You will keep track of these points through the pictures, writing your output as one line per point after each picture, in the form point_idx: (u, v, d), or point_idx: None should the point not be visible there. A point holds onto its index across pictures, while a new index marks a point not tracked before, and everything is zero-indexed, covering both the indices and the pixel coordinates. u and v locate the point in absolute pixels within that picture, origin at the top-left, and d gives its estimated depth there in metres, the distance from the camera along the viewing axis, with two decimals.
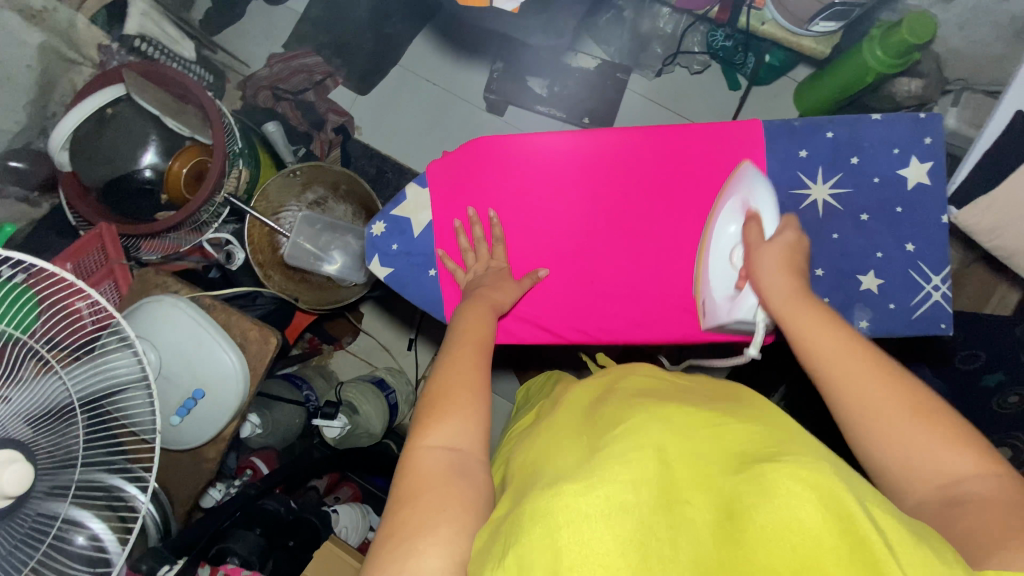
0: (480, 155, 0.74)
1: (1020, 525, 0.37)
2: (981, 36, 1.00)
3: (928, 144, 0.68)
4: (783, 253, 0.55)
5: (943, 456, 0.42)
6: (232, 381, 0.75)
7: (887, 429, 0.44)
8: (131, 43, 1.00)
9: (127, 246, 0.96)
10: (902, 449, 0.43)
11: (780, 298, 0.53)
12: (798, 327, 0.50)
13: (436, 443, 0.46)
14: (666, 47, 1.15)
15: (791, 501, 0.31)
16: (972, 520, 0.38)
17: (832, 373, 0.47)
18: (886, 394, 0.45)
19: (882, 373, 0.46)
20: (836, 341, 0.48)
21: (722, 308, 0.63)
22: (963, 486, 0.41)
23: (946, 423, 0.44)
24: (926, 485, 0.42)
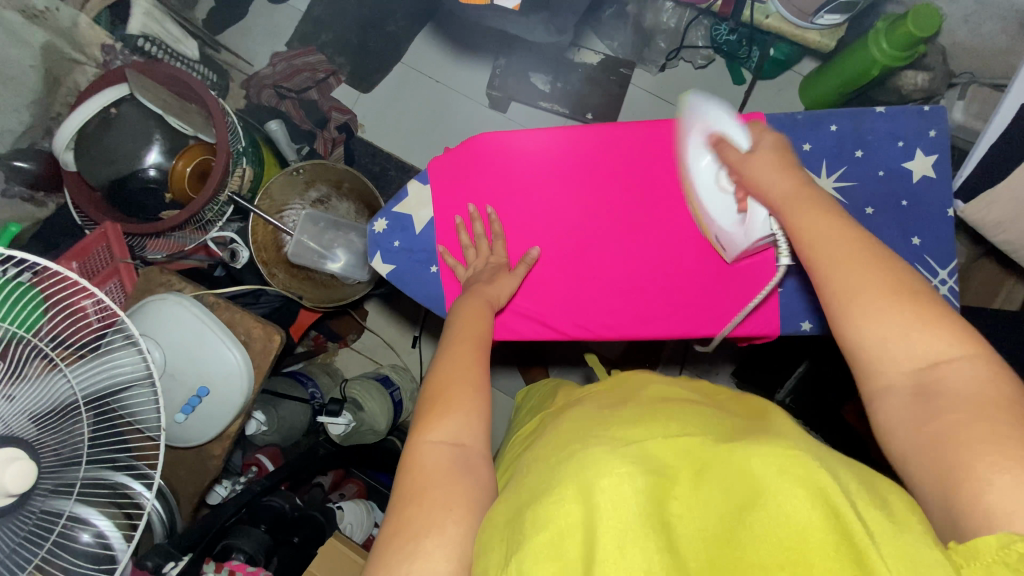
0: (480, 151, 0.74)
1: (996, 421, 0.37)
2: (986, 28, 1.00)
3: (932, 137, 0.68)
4: (772, 155, 0.55)
5: (925, 341, 0.41)
6: (236, 378, 0.76)
7: (870, 311, 0.43)
8: (134, 43, 1.02)
9: (132, 245, 0.97)
10: (883, 331, 0.43)
11: (771, 192, 0.53)
12: (791, 217, 0.50)
13: (437, 438, 0.46)
14: (669, 41, 1.14)
15: (783, 498, 0.30)
16: (948, 411, 0.39)
17: (819, 258, 0.47)
18: (873, 277, 0.44)
19: (873, 259, 0.45)
20: (825, 230, 0.48)
21: (737, 236, 0.63)
22: (942, 373, 0.40)
23: (934, 310, 0.42)
24: (903, 372, 0.42)
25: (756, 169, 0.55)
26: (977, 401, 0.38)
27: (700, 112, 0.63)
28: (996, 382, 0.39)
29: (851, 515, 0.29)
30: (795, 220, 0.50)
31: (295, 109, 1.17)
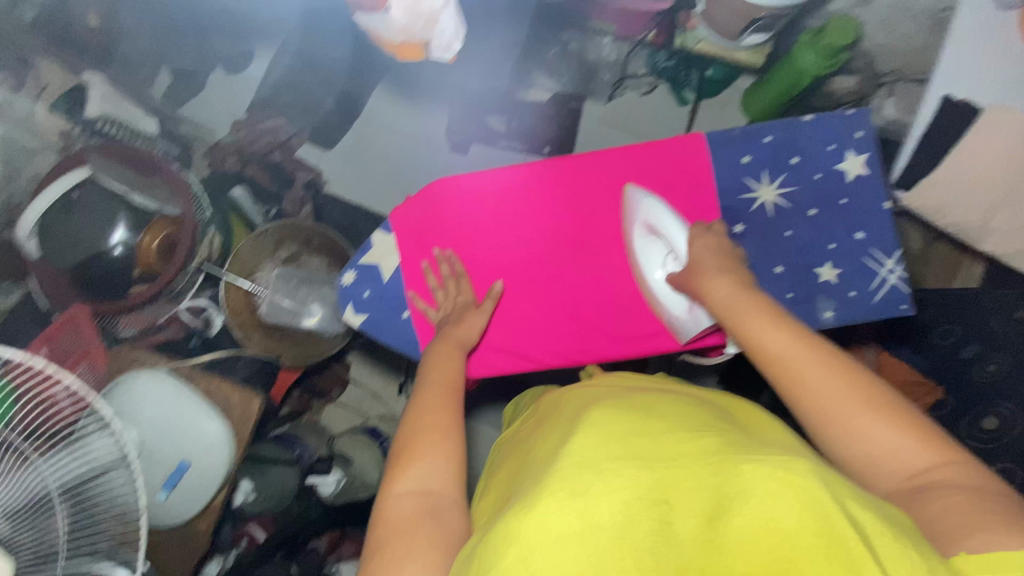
0: (441, 197, 0.76)
1: (990, 506, 0.38)
2: (905, 28, 1.10)
3: (860, 138, 0.72)
4: (715, 261, 0.61)
5: (906, 445, 0.43)
6: (217, 448, 0.76)
7: (851, 422, 0.44)
8: (93, 126, 1.03)
9: (103, 324, 0.94)
10: (865, 440, 0.44)
11: (722, 296, 0.56)
12: (748, 326, 0.52)
13: (406, 487, 0.46)
14: (613, 73, 1.20)
15: (768, 502, 0.31)
16: (942, 504, 0.39)
17: (785, 372, 0.47)
18: (843, 387, 0.45)
19: (836, 366, 0.46)
20: (781, 342, 0.48)
21: (688, 321, 0.68)
22: (927, 473, 0.42)
23: (904, 412, 0.45)
24: (893, 477, 0.43)
25: (705, 268, 0.60)
26: (969, 492, 0.40)
27: (649, 207, 0.71)
28: (976, 476, 0.41)
29: (839, 515, 0.30)
30: (750, 330, 0.51)
31: (259, 173, 1.17)
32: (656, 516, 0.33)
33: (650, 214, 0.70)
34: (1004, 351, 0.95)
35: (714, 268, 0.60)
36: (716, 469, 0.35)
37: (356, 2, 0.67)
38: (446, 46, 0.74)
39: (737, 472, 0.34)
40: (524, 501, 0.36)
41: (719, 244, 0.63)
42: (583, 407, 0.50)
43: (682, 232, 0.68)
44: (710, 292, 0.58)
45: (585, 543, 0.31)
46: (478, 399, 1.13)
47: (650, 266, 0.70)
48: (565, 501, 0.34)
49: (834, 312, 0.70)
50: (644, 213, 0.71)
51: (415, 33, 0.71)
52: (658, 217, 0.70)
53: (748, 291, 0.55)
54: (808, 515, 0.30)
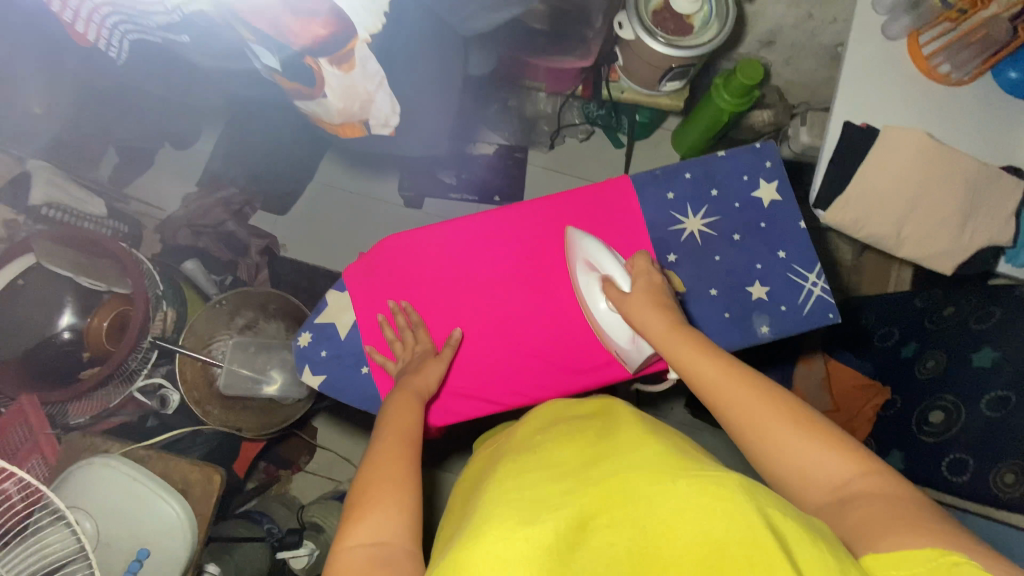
0: (390, 253, 0.79)
1: (902, 511, 0.41)
2: (807, 65, 1.19)
3: (770, 167, 0.79)
4: (648, 297, 0.64)
5: (829, 459, 0.46)
6: (178, 533, 0.72)
7: (776, 441, 0.48)
8: (39, 212, 1.03)
9: (51, 414, 0.89)
10: (791, 457, 0.48)
11: (657, 329, 0.61)
12: (681, 359, 0.57)
13: (359, 540, 0.46)
14: (550, 124, 1.28)
15: (699, 517, 0.34)
16: (861, 513, 0.42)
17: (716, 398, 0.52)
18: (766, 409, 0.50)
19: (760, 390, 0.51)
20: (711, 371, 0.54)
21: (633, 352, 0.70)
22: (851, 485, 0.45)
23: (823, 429, 0.48)
24: (820, 490, 0.46)
25: (636, 308, 0.64)
26: (884, 499, 0.43)
27: (586, 245, 0.73)
28: (893, 483, 0.44)
29: (761, 525, 0.32)
30: (685, 362, 0.56)
31: (213, 244, 1.18)
32: (600, 538, 0.35)
33: (588, 252, 0.72)
34: (938, 347, 0.99)
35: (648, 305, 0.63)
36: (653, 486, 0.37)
37: (296, 92, 0.72)
38: (384, 123, 0.76)
39: (674, 489, 0.36)
40: (471, 534, 0.37)
41: (655, 281, 0.66)
42: (534, 438, 0.52)
43: (627, 277, 0.69)
44: (642, 324, 0.63)
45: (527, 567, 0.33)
46: (449, 449, 1.12)
47: (594, 305, 0.72)
48: (513, 533, 0.35)
49: (769, 326, 0.75)
50: (584, 251, 0.73)
51: (352, 113, 0.74)
52: (596, 256, 0.72)
53: (680, 324, 0.60)
54: (732, 524, 0.33)
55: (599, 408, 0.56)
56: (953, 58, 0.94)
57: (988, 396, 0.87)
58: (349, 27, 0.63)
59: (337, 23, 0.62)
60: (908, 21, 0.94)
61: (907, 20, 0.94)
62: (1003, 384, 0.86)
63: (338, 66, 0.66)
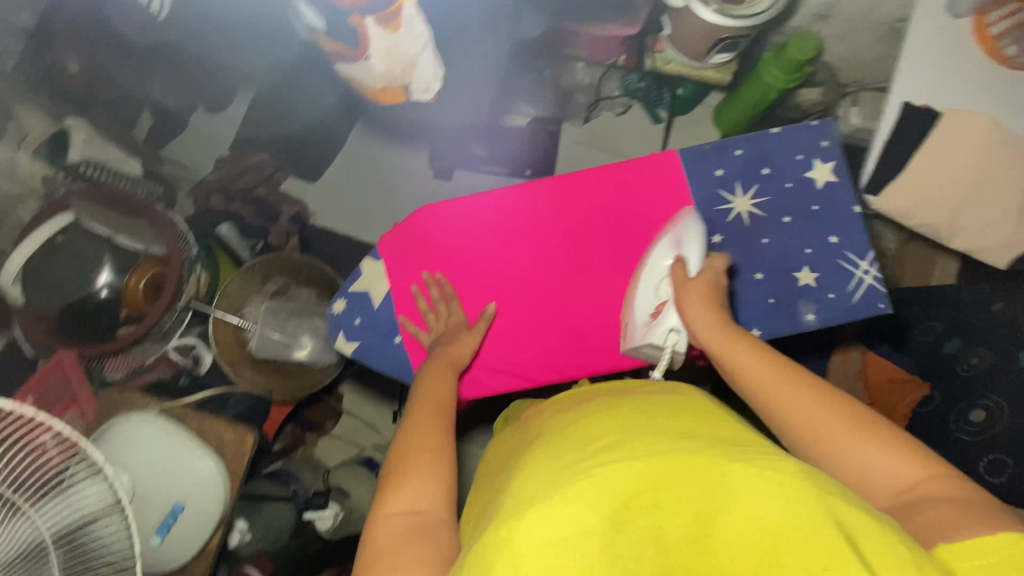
0: (426, 223, 0.77)
1: (972, 509, 0.40)
2: (862, 43, 1.12)
3: (826, 147, 0.75)
4: (703, 290, 0.60)
5: (892, 463, 0.46)
6: (211, 488, 0.75)
7: (839, 444, 0.47)
8: (76, 170, 1.04)
9: (90, 368, 0.92)
10: (854, 460, 0.46)
11: (706, 329, 0.57)
12: (728, 355, 0.55)
13: (396, 508, 0.46)
14: (587, 95, 1.24)
15: (761, 501, 0.33)
16: (930, 514, 0.41)
17: (771, 399, 0.51)
18: (825, 411, 0.48)
19: (816, 392, 0.50)
20: (764, 372, 0.52)
21: (640, 332, 0.66)
22: (918, 489, 0.44)
23: (880, 429, 0.47)
24: (882, 493, 0.45)
25: (682, 296, 0.60)
26: (950, 499, 0.42)
27: (683, 223, 0.67)
28: (956, 483, 0.44)
29: (828, 517, 0.32)
30: (730, 360, 0.55)
31: (245, 209, 1.18)
32: (646, 521, 0.34)
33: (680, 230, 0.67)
34: (986, 345, 0.95)
35: (699, 301, 0.59)
36: (702, 469, 0.36)
37: (338, 54, 0.69)
38: (426, 89, 0.73)
39: (727, 472, 0.35)
40: (518, 511, 0.37)
41: (718, 279, 0.61)
42: (569, 415, 0.52)
43: (701, 264, 0.64)
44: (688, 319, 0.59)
45: (579, 550, 0.33)
46: (473, 422, 1.12)
47: (648, 279, 0.68)
48: (559, 511, 0.35)
49: (815, 314, 0.72)
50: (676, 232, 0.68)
51: (394, 78, 0.71)
52: (687, 238, 0.66)
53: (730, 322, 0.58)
54: (796, 509, 0.32)
55: (637, 387, 0.55)
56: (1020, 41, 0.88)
57: None
58: None
59: None
60: None
61: None
62: None
63: (383, 25, 0.65)
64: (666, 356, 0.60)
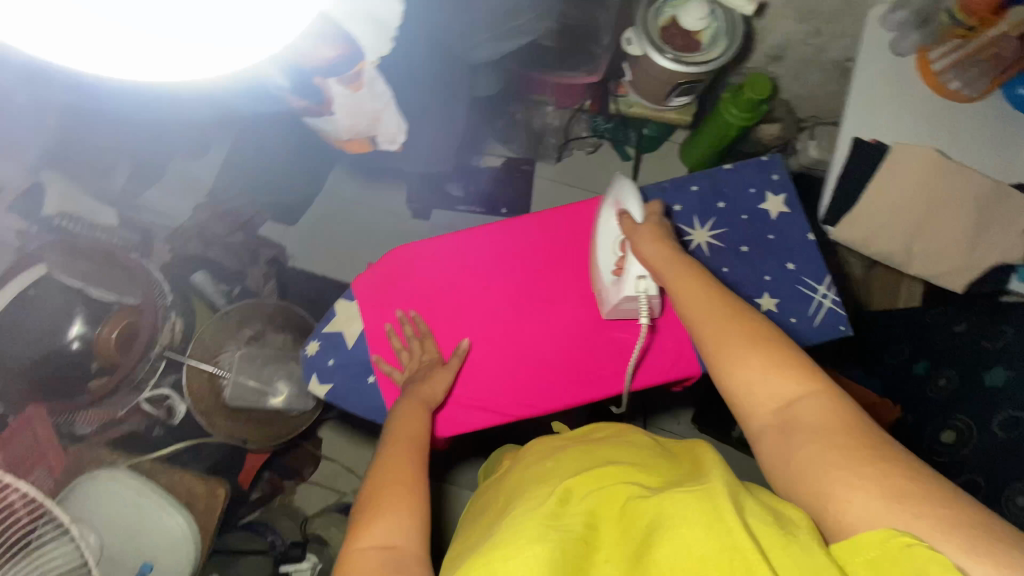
0: (398, 261, 0.79)
1: (840, 442, 0.43)
2: (814, 81, 1.20)
3: (777, 179, 0.79)
4: (655, 234, 0.63)
5: (784, 380, 0.48)
6: (182, 546, 0.73)
7: (737, 358, 0.50)
8: (51, 223, 1.06)
9: (60, 423, 0.91)
10: (747, 375, 0.49)
11: (656, 260, 0.61)
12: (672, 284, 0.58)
13: (369, 542, 0.45)
14: (558, 137, 1.27)
15: (683, 530, 0.35)
16: (800, 441, 0.44)
17: (694, 319, 0.54)
18: (735, 329, 0.51)
19: (736, 314, 0.52)
20: (694, 294, 0.56)
21: (612, 291, 0.71)
22: (798, 409, 0.46)
23: (785, 353, 0.49)
24: (770, 410, 0.48)
25: (637, 249, 0.64)
26: (824, 426, 0.44)
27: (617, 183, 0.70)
28: (840, 409, 0.45)
29: (747, 538, 0.33)
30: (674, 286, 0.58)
31: (223, 253, 1.18)
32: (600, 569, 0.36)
33: (618, 193, 0.70)
34: (953, 366, 0.97)
35: (649, 241, 0.63)
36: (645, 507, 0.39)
37: (303, 109, 0.72)
38: (392, 139, 0.76)
39: (658, 503, 0.37)
40: (481, 553, 0.38)
41: (662, 223, 0.66)
42: (542, 464, 0.52)
43: (642, 212, 0.67)
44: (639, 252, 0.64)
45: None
46: (455, 460, 1.11)
47: (603, 237, 0.71)
48: (516, 549, 0.36)
49: None
50: (616, 192, 0.71)
51: (360, 130, 0.75)
52: (625, 197, 0.68)
53: (679, 256, 0.61)
54: (715, 537, 0.33)
55: (611, 431, 0.56)
56: (965, 75, 0.92)
57: (1000, 415, 0.87)
58: (357, 51, 0.62)
59: (346, 48, 0.61)
60: (917, 38, 0.94)
61: (916, 37, 0.94)
62: (1015, 406, 0.86)
63: (345, 85, 0.67)
64: (642, 303, 0.66)
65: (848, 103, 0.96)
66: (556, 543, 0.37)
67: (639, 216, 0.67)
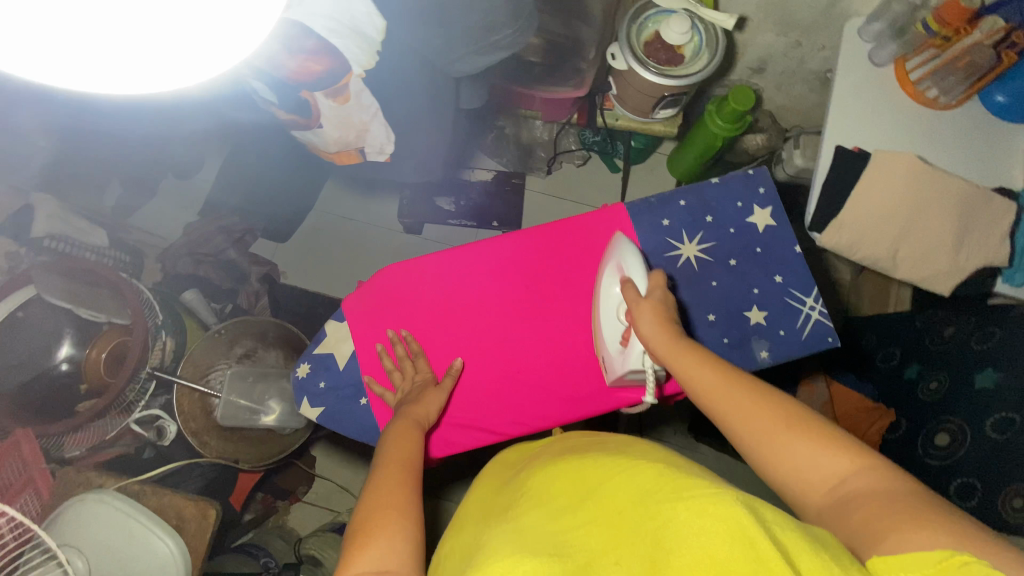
0: (388, 280, 0.79)
1: (898, 506, 0.40)
2: (797, 90, 1.22)
3: (762, 193, 0.80)
4: (654, 307, 0.63)
5: (826, 459, 0.46)
6: (171, 569, 0.71)
7: (773, 444, 0.48)
8: (40, 244, 1.01)
9: (46, 447, 0.88)
10: (789, 461, 0.47)
11: (663, 346, 0.60)
12: (682, 372, 0.57)
13: (364, 568, 0.44)
14: (547, 150, 1.30)
15: (703, 538, 0.33)
16: (860, 512, 0.41)
17: (718, 408, 0.53)
18: (762, 414, 0.50)
19: (758, 397, 0.51)
20: (709, 381, 0.55)
21: (617, 360, 0.69)
22: (848, 483, 0.44)
23: (818, 430, 0.48)
24: (821, 492, 0.45)
25: (641, 318, 0.63)
26: (881, 495, 0.42)
27: (621, 251, 0.71)
28: (892, 479, 0.43)
29: (772, 548, 0.31)
30: (685, 373, 0.57)
31: (213, 271, 1.16)
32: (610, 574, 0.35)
33: (620, 255, 0.71)
34: (944, 369, 0.98)
35: (650, 318, 0.62)
36: (654, 516, 0.37)
37: (291, 121, 0.72)
38: (379, 149, 0.77)
39: (674, 514, 0.36)
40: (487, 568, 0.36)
41: (666, 296, 0.65)
42: (532, 478, 0.52)
43: (645, 282, 0.68)
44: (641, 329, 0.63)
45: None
46: (451, 477, 1.11)
47: (607, 307, 0.71)
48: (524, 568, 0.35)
49: (768, 351, 0.74)
50: (617, 256, 0.72)
51: (348, 141, 0.76)
52: (627, 259, 0.69)
53: (683, 338, 0.60)
54: (741, 544, 0.32)
55: (600, 439, 0.55)
56: (941, 83, 0.95)
57: (992, 419, 0.87)
58: (344, 65, 0.63)
59: (332, 61, 0.62)
60: (894, 48, 0.96)
61: (893, 47, 0.95)
62: (1003, 407, 0.85)
63: (332, 98, 0.67)
64: (647, 377, 0.63)
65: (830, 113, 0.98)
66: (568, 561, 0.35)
67: (644, 287, 0.67)
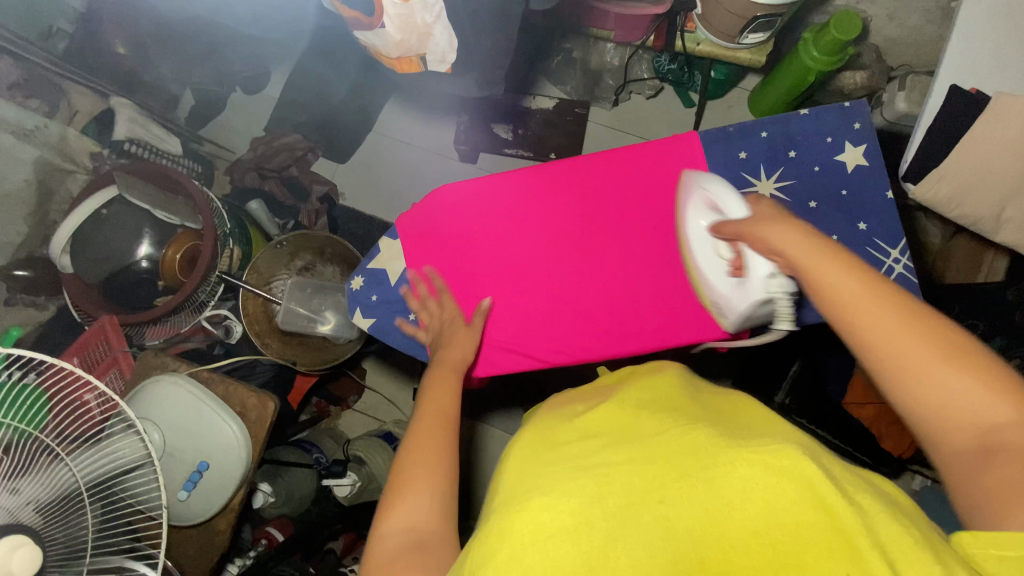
0: (441, 202, 0.79)
1: None
2: (913, 21, 1.06)
3: (858, 129, 0.73)
4: (777, 214, 0.52)
5: (985, 402, 0.39)
6: (234, 450, 0.78)
7: (917, 375, 0.41)
8: (121, 147, 1.09)
9: (130, 333, 0.98)
10: (933, 397, 0.40)
11: (800, 252, 0.48)
12: (817, 277, 0.46)
13: (395, 521, 0.47)
14: (616, 78, 1.22)
15: (776, 496, 0.32)
16: (1006, 474, 0.37)
17: (852, 320, 0.44)
18: (920, 339, 0.41)
19: (911, 318, 0.42)
20: (852, 292, 0.44)
21: (732, 296, 0.61)
22: (1002, 434, 0.38)
23: (979, 363, 0.40)
24: (961, 435, 0.39)
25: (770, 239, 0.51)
26: None
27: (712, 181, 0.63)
28: None
29: (852, 516, 0.31)
30: (823, 279, 0.46)
31: (278, 188, 1.22)
32: (652, 510, 0.33)
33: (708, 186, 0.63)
34: None
35: (783, 228, 0.50)
36: (708, 460, 0.35)
37: (354, 21, 0.69)
38: (441, 59, 0.72)
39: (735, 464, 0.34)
40: (530, 495, 0.37)
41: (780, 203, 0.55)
42: (575, 407, 0.51)
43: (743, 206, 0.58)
44: (763, 239, 0.52)
45: (578, 539, 0.32)
46: (491, 403, 1.15)
47: (700, 244, 0.64)
48: (581, 492, 0.35)
49: None
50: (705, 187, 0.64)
51: (410, 47, 0.71)
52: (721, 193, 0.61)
53: (826, 239, 0.48)
54: (814, 506, 0.31)
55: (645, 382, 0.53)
56: None
57: None
58: None
59: None
60: None
61: None
62: None
63: None
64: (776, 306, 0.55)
65: (952, 41, 0.84)
66: (600, 499, 0.35)
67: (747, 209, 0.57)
